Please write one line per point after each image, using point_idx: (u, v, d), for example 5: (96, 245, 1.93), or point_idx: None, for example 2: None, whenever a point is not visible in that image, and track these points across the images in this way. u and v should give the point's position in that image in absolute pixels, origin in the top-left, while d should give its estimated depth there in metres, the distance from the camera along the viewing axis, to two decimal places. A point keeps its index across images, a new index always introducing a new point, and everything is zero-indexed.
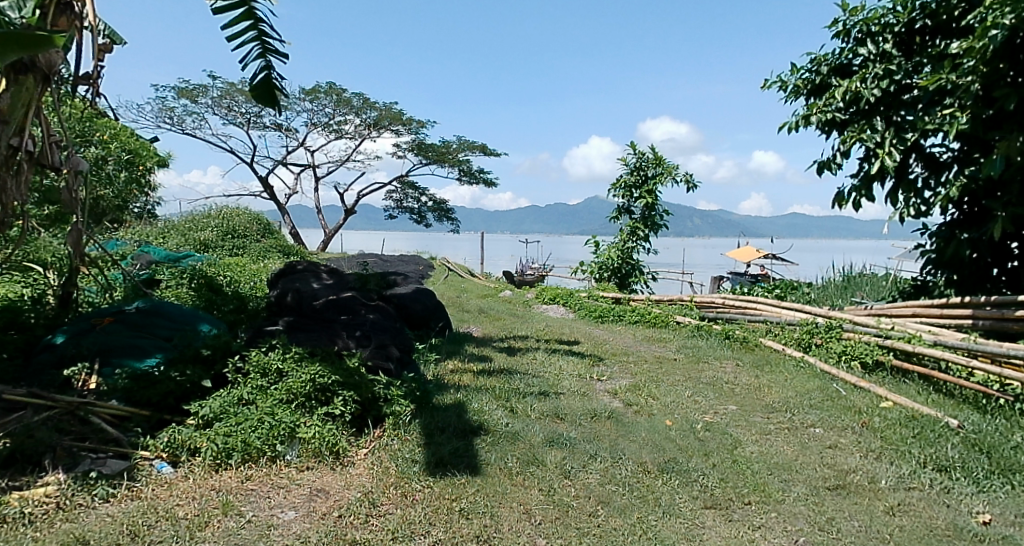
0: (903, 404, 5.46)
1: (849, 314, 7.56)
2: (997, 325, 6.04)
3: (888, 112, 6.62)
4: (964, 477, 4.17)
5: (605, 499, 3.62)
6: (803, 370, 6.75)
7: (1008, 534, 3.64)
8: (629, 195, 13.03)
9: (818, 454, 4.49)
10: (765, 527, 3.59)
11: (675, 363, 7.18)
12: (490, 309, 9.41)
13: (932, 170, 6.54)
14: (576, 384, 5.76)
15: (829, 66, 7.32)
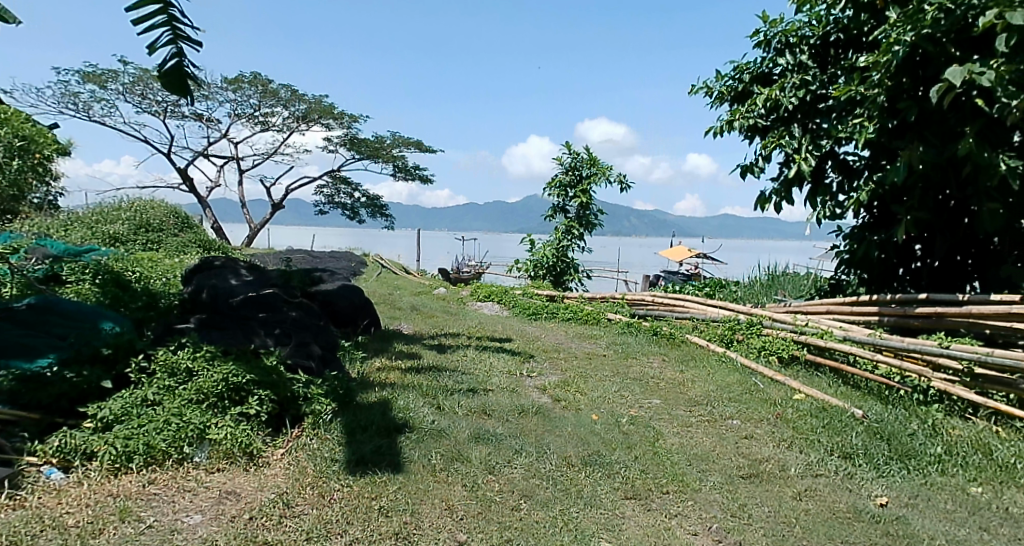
0: (814, 396, 5.72)
1: (769, 311, 7.90)
2: (901, 321, 6.34)
3: (805, 120, 6.95)
4: (866, 463, 4.41)
5: (528, 493, 3.68)
6: (725, 364, 7.00)
7: (901, 514, 3.83)
8: (564, 194, 13.17)
9: (734, 444, 4.67)
10: (682, 515, 3.71)
11: (604, 358, 7.32)
12: (423, 306, 9.37)
13: (846, 176, 6.84)
14: (506, 380, 5.81)
15: (750, 74, 7.56)
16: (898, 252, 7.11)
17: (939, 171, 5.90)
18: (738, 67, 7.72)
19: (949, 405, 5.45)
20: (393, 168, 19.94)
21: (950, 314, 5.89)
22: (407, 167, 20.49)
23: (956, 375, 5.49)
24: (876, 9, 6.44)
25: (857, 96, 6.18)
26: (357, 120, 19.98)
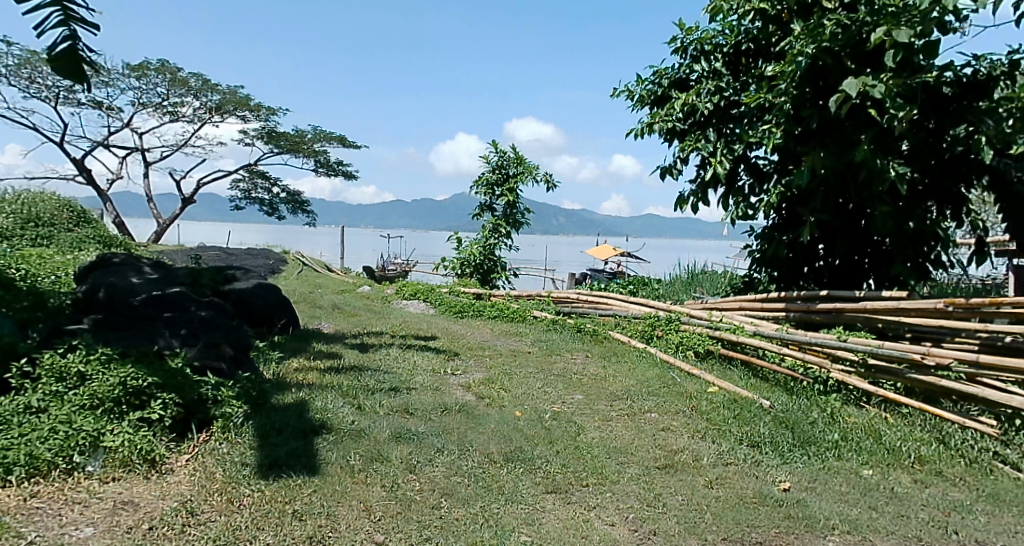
0: (726, 388, 5.94)
1: (687, 308, 8.19)
2: (804, 316, 6.74)
3: (719, 125, 7.26)
4: (772, 450, 4.64)
5: (448, 491, 3.66)
6: (645, 359, 7.17)
7: (802, 498, 4.01)
8: (491, 192, 13.16)
9: (652, 436, 4.82)
10: (600, 506, 3.77)
11: (529, 355, 7.36)
12: (345, 304, 9.20)
13: (757, 179, 7.21)
14: (430, 378, 5.76)
15: (669, 80, 7.82)
16: (802, 252, 7.56)
17: (839, 177, 6.33)
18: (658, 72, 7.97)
19: (846, 394, 5.82)
20: (314, 163, 19.50)
21: (848, 310, 6.33)
22: (330, 162, 20.08)
23: (851, 365, 5.86)
24: (784, 22, 6.78)
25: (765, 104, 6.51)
26: (275, 113, 19.47)
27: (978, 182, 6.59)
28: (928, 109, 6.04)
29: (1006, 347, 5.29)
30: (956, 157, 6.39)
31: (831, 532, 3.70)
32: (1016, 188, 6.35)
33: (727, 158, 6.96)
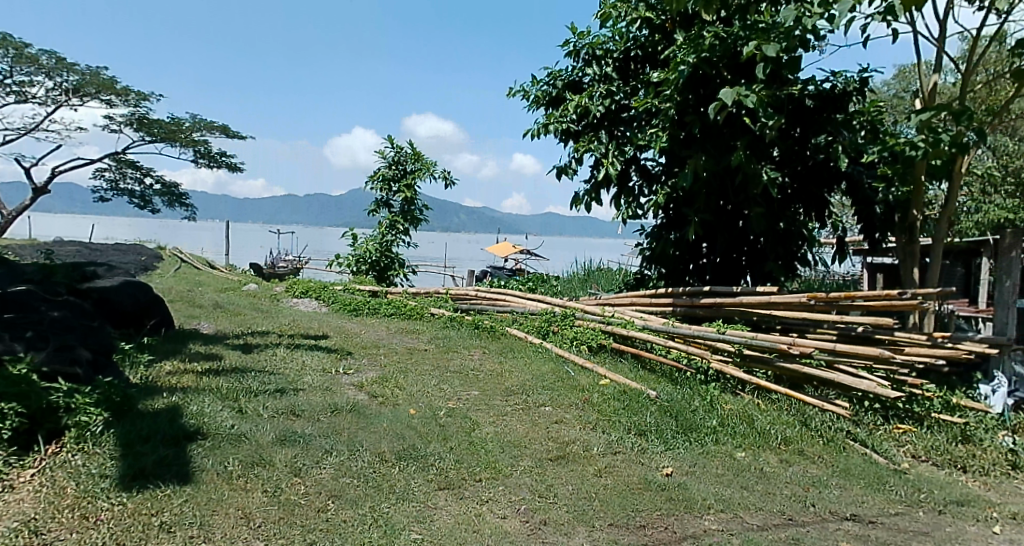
0: (617, 380, 6.19)
1: (581, 303, 8.46)
2: (689, 311, 7.42)
3: (610, 126, 8.95)
4: (657, 438, 4.99)
5: (337, 493, 3.55)
6: (542, 354, 7.29)
7: (682, 483, 4.33)
8: (387, 188, 12.94)
9: (545, 428, 5.00)
10: (493, 500, 3.80)
11: (426, 353, 7.24)
12: (229, 304, 8.74)
13: (646, 180, 8.86)
14: (320, 378, 5.55)
15: (563, 82, 9.61)
16: (689, 250, 8.94)
17: (718, 179, 7.91)
18: (553, 75, 9.75)
19: (723, 383, 6.34)
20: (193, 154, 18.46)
21: (727, 304, 6.99)
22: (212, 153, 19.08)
23: (729, 356, 6.43)
24: (667, 31, 8.66)
25: (651, 108, 8.30)
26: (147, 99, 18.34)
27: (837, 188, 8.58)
28: (797, 120, 8.00)
29: (860, 336, 6.11)
30: (817, 165, 8.39)
31: (708, 511, 4.00)
32: (865, 192, 8.34)
33: (618, 159, 8.63)
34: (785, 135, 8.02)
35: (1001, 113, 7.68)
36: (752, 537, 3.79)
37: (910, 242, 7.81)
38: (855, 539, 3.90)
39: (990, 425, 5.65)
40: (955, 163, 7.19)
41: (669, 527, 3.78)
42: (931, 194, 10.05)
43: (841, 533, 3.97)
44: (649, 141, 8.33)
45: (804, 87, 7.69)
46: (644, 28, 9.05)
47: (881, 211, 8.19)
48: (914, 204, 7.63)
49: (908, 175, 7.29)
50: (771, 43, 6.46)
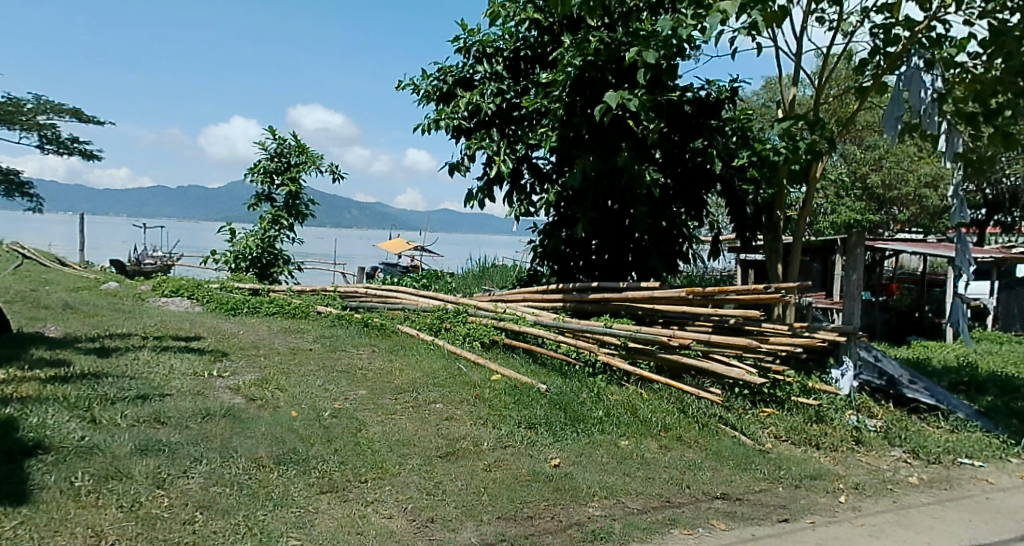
0: (508, 376, 6.28)
1: (475, 300, 8.43)
2: (579, 306, 7.59)
3: (502, 125, 9.03)
4: (547, 430, 5.15)
5: (206, 504, 3.34)
6: (434, 351, 7.23)
7: (569, 472, 4.47)
8: (269, 181, 12.38)
9: (435, 426, 5.03)
10: (378, 501, 3.74)
11: (311, 353, 6.99)
12: (83, 305, 8.06)
13: (538, 177, 9.07)
14: (191, 383, 5.23)
15: (454, 79, 9.52)
16: (579, 247, 9.22)
17: (605, 179, 8.19)
18: (443, 70, 9.66)
19: (610, 375, 6.53)
20: None
21: (614, 299, 7.18)
22: None
23: (615, 348, 6.63)
24: (555, 34, 9.03)
25: (542, 108, 8.42)
26: None
27: (712, 189, 9.00)
28: (676, 125, 8.41)
29: (731, 326, 6.55)
30: (695, 167, 8.75)
31: (592, 498, 4.14)
32: (737, 193, 8.83)
33: (509, 157, 8.78)
34: (665, 139, 8.38)
35: (846, 125, 8.44)
36: (633, 520, 3.94)
37: (775, 240, 8.30)
38: (724, 515, 4.19)
39: (839, 406, 6.38)
40: (812, 168, 7.72)
41: (555, 516, 3.85)
42: (792, 197, 10.82)
43: (713, 510, 4.24)
44: (539, 141, 8.48)
45: (682, 94, 8.08)
46: (533, 28, 9.24)
47: (751, 211, 8.79)
48: (778, 205, 8.13)
49: (773, 179, 7.74)
50: (651, 50, 6.73)
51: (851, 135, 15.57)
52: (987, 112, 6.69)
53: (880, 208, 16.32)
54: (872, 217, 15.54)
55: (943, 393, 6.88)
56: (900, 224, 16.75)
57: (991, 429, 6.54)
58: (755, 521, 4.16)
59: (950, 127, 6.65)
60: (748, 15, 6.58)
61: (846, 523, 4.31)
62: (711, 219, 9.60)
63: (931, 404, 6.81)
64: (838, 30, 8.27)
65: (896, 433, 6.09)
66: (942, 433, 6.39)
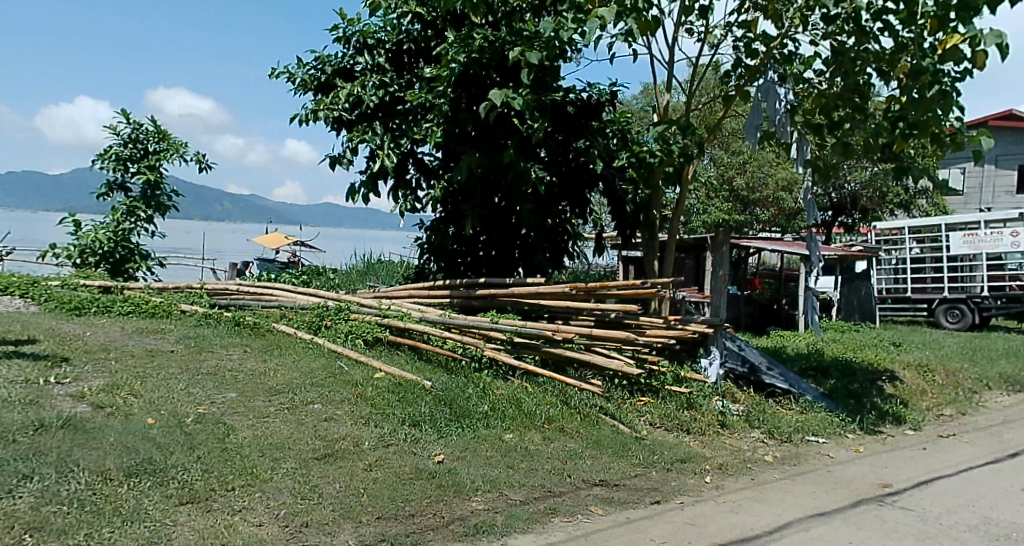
0: (393, 373, 6.20)
1: (357, 297, 8.20)
2: (465, 302, 7.57)
3: (385, 118, 8.76)
4: (431, 426, 5.15)
5: (39, 525, 3.02)
6: (312, 350, 6.94)
7: (452, 467, 4.53)
8: (123, 169, 11.51)
9: (313, 427, 4.91)
10: (247, 509, 3.56)
11: (172, 355, 6.52)
12: None
13: (423, 173, 8.97)
14: (24, 391, 4.72)
15: (333, 69, 9.19)
16: (466, 244, 9.19)
17: (491, 176, 8.18)
18: (320, 59, 9.30)
19: (495, 370, 6.55)
20: None
21: (500, 295, 7.21)
22: None
23: (501, 343, 6.67)
24: (438, 29, 8.94)
25: (426, 103, 8.26)
26: None
27: (596, 188, 9.23)
28: (560, 125, 8.53)
29: (612, 321, 6.60)
30: (578, 167, 8.95)
31: (475, 493, 4.22)
32: (618, 192, 8.99)
33: (394, 151, 8.54)
34: (549, 138, 8.50)
35: (715, 132, 8.79)
36: (514, 512, 4.05)
37: (651, 238, 8.57)
38: (602, 501, 4.39)
39: (707, 392, 6.70)
40: (685, 170, 7.94)
41: (437, 513, 3.88)
42: (668, 197, 11.14)
43: (591, 497, 4.43)
44: (426, 136, 8.43)
45: (565, 95, 8.22)
46: (416, 22, 9.11)
47: (630, 211, 9.03)
48: (653, 206, 8.35)
49: (649, 179, 8.00)
50: (534, 51, 6.69)
51: (720, 140, 16.67)
52: (830, 124, 7.31)
53: (745, 208, 17.21)
54: (738, 217, 16.39)
55: (795, 378, 7.43)
56: (763, 224, 17.75)
57: (833, 410, 7.12)
58: (630, 505, 4.40)
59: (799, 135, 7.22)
60: (625, 23, 6.66)
61: (710, 501, 4.66)
62: (594, 218, 9.83)
63: (785, 388, 7.27)
64: (705, 42, 8.58)
65: (754, 416, 6.54)
66: (792, 414, 6.89)
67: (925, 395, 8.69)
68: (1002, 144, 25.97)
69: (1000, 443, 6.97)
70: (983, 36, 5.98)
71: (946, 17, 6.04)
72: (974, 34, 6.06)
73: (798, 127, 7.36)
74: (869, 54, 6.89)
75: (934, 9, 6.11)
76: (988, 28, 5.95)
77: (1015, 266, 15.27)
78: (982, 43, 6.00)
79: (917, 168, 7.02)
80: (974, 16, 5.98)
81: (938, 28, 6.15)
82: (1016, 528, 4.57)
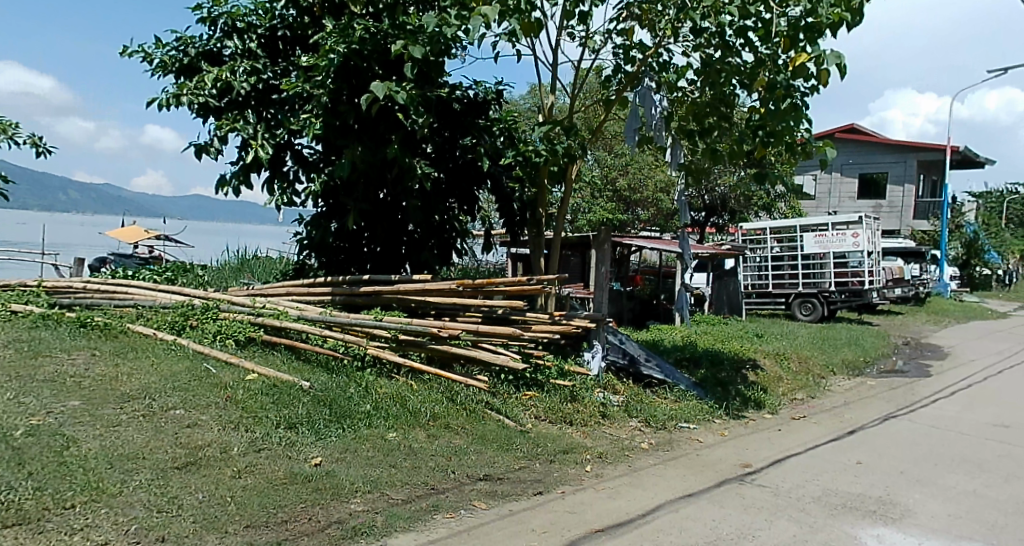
0: (267, 375, 5.83)
1: (226, 295, 7.69)
2: (347, 300, 7.19)
3: (259, 107, 8.32)
4: (308, 429, 4.99)
5: None
6: (175, 352, 6.37)
7: (331, 470, 4.48)
8: None
9: (173, 435, 4.57)
10: (91, 526, 3.42)
11: (3, 360, 5.82)
12: None
13: (301, 166, 8.48)
14: None
15: (198, 52, 8.57)
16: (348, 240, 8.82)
17: (375, 171, 7.87)
18: (182, 41, 8.64)
19: (379, 368, 6.33)
20: None
21: (385, 292, 6.95)
22: None
23: (386, 341, 6.45)
24: (316, 17, 8.53)
25: (303, 93, 7.83)
26: None
27: (483, 185, 9.09)
28: (446, 122, 8.37)
29: (498, 317, 6.55)
30: (465, 164, 8.77)
31: (355, 494, 4.25)
32: (505, 190, 8.87)
33: (268, 142, 8.06)
34: (435, 134, 8.34)
35: (597, 133, 8.88)
36: (396, 512, 4.13)
37: (538, 235, 8.79)
38: (485, 495, 4.53)
39: (589, 385, 6.80)
40: (569, 169, 8.43)
41: (313, 517, 3.91)
42: (553, 197, 11.24)
43: (475, 492, 4.56)
44: (302, 127, 7.82)
45: (451, 92, 8.06)
46: (291, 7, 8.63)
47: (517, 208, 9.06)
48: (540, 204, 8.65)
49: (535, 179, 8.37)
50: (418, 45, 6.59)
51: (603, 142, 17.10)
52: (700, 130, 7.59)
53: (627, 208, 17.63)
54: (619, 216, 16.78)
55: (671, 368, 7.58)
56: (642, 223, 18.19)
57: (704, 398, 7.36)
58: (513, 497, 4.55)
59: (674, 140, 7.67)
60: (508, 23, 6.65)
61: (590, 489, 4.82)
62: (482, 214, 9.70)
63: (661, 379, 7.44)
64: (586, 47, 8.65)
65: (632, 406, 6.68)
66: (667, 403, 7.03)
67: (781, 381, 9.16)
68: (846, 154, 28.25)
69: (847, 421, 7.52)
70: (825, 56, 6.32)
71: (796, 37, 6.42)
72: (819, 54, 6.39)
73: (672, 132, 7.76)
74: (733, 67, 7.03)
75: (786, 29, 6.48)
76: (830, 48, 6.29)
77: (856, 265, 16.43)
78: (826, 63, 6.33)
79: (775, 174, 7.43)
80: (818, 38, 6.33)
81: (789, 47, 6.49)
82: (854, 497, 4.93)
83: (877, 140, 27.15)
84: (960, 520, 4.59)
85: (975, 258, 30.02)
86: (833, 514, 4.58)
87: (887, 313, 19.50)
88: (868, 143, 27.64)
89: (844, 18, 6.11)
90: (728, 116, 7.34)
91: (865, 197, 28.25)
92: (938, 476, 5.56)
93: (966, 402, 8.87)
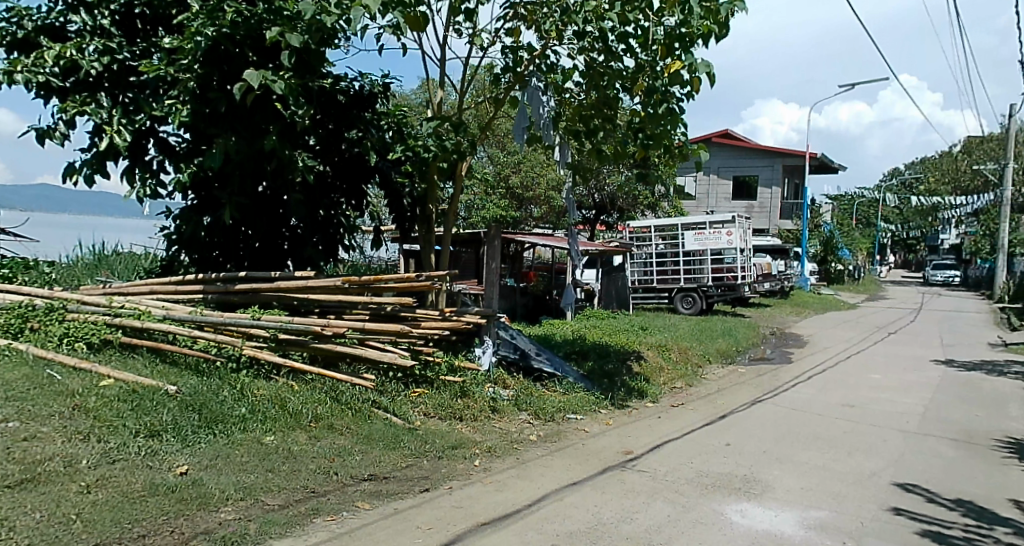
0: (124, 380, 5.18)
1: (74, 294, 6.81)
2: (220, 297, 6.60)
3: (113, 90, 7.44)
4: (173, 437, 4.47)
5: None
6: (10, 358, 5.53)
7: (198, 478, 4.00)
8: None
9: (5, 449, 3.91)
10: None
11: None
12: None
13: (167, 155, 7.71)
14: None
15: (36, 25, 7.60)
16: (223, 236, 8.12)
17: (251, 163, 7.25)
18: (15, 12, 7.63)
19: (257, 370, 5.81)
20: None
21: (264, 289, 6.44)
22: None
23: (264, 341, 5.94)
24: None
25: (167, 76, 7.12)
26: None
27: (371, 179, 8.63)
28: (329, 114, 7.84)
29: (387, 313, 6.27)
30: (352, 157, 8.29)
31: (225, 502, 3.81)
32: (394, 185, 8.49)
33: (126, 128, 7.27)
34: (318, 126, 7.76)
35: (485, 130, 8.57)
36: (271, 517, 3.74)
37: (429, 232, 8.44)
38: (370, 495, 4.20)
39: (480, 380, 6.56)
40: (459, 168, 8.01)
41: (176, 529, 3.47)
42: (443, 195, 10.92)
43: (358, 492, 4.22)
44: (166, 113, 7.15)
45: (334, 82, 7.52)
46: None
47: (406, 203, 8.69)
48: (430, 200, 8.30)
49: (425, 175, 8.05)
50: (295, 33, 6.07)
51: (494, 139, 16.94)
52: (586, 130, 7.46)
53: (519, 205, 17.52)
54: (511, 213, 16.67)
55: (560, 361, 7.47)
56: (533, 221, 18.15)
57: (592, 389, 7.30)
58: (398, 496, 4.24)
59: (561, 139, 7.50)
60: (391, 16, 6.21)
61: (478, 482, 4.59)
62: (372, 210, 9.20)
63: (551, 372, 7.31)
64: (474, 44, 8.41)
65: (523, 399, 6.52)
66: (555, 395, 6.91)
67: (663, 372, 9.29)
68: (722, 158, 29.54)
69: (722, 407, 7.70)
70: (696, 65, 6.37)
71: (671, 46, 6.44)
72: (691, 62, 6.45)
73: (559, 132, 7.57)
74: (614, 71, 6.98)
75: (662, 37, 6.48)
76: (701, 57, 6.34)
77: (730, 261, 17.17)
78: (697, 71, 6.38)
79: (656, 175, 7.45)
80: (691, 46, 6.40)
81: (665, 55, 6.50)
82: (721, 476, 4.96)
83: (748, 145, 28.50)
84: (810, 492, 4.70)
85: (831, 254, 32.17)
86: (704, 493, 4.57)
87: (756, 305, 20.47)
88: (741, 147, 29.01)
89: (712, 30, 6.18)
90: (612, 118, 7.31)
91: (738, 198, 29.69)
92: (798, 453, 5.72)
93: (823, 385, 9.35)
